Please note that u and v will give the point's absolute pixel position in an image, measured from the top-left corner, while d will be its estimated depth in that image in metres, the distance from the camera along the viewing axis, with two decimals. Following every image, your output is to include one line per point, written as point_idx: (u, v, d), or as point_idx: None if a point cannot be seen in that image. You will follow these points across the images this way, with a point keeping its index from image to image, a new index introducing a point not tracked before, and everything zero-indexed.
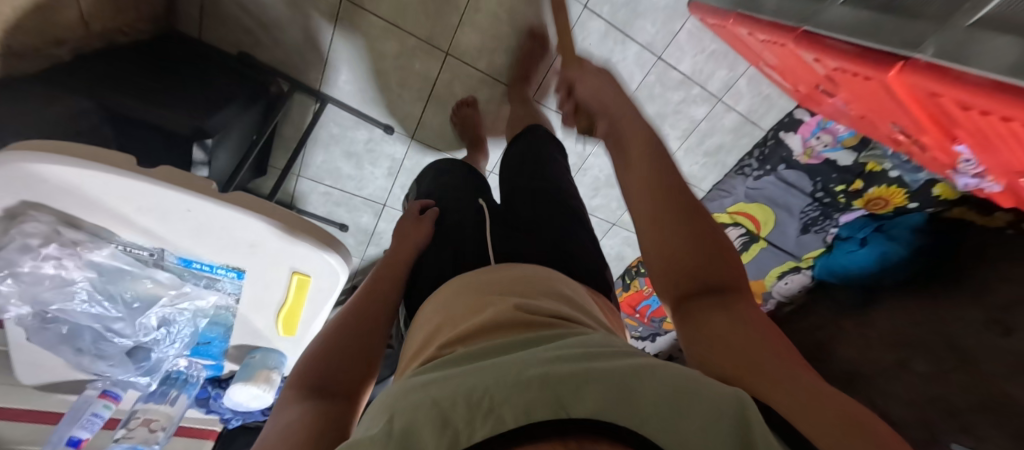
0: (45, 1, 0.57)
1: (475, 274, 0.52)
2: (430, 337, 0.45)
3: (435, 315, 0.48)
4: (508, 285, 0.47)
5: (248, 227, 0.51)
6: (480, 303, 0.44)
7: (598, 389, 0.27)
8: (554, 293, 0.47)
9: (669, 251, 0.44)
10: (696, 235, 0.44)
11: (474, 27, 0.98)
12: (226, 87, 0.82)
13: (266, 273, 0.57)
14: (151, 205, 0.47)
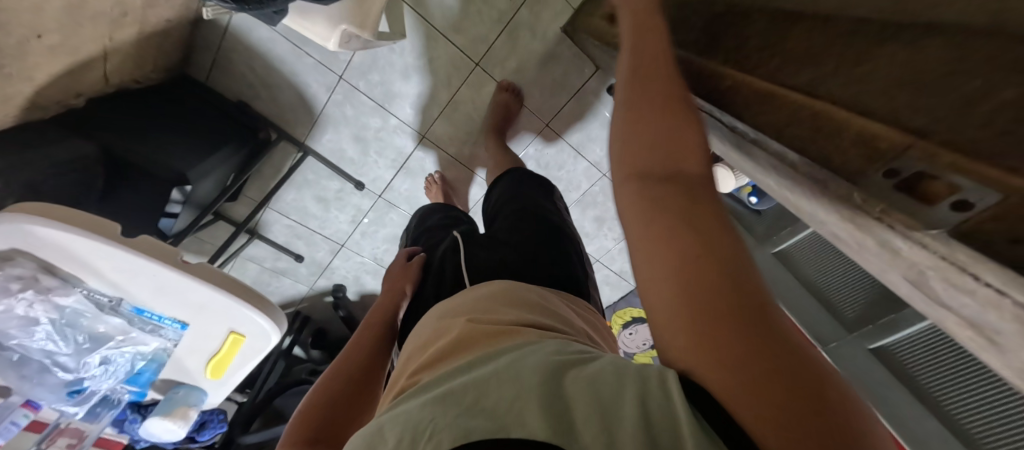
0: (77, 67, 0.68)
1: (458, 296, 0.48)
2: (402, 368, 0.43)
3: (412, 341, 0.46)
4: (473, 301, 0.45)
5: (201, 293, 0.61)
6: (451, 327, 0.42)
7: (526, 414, 0.27)
8: (541, 313, 0.43)
9: (626, 153, 0.39)
10: (646, 120, 0.39)
11: (450, 122, 1.12)
12: (217, 135, 0.93)
13: (206, 328, 0.66)
14: (122, 265, 0.57)
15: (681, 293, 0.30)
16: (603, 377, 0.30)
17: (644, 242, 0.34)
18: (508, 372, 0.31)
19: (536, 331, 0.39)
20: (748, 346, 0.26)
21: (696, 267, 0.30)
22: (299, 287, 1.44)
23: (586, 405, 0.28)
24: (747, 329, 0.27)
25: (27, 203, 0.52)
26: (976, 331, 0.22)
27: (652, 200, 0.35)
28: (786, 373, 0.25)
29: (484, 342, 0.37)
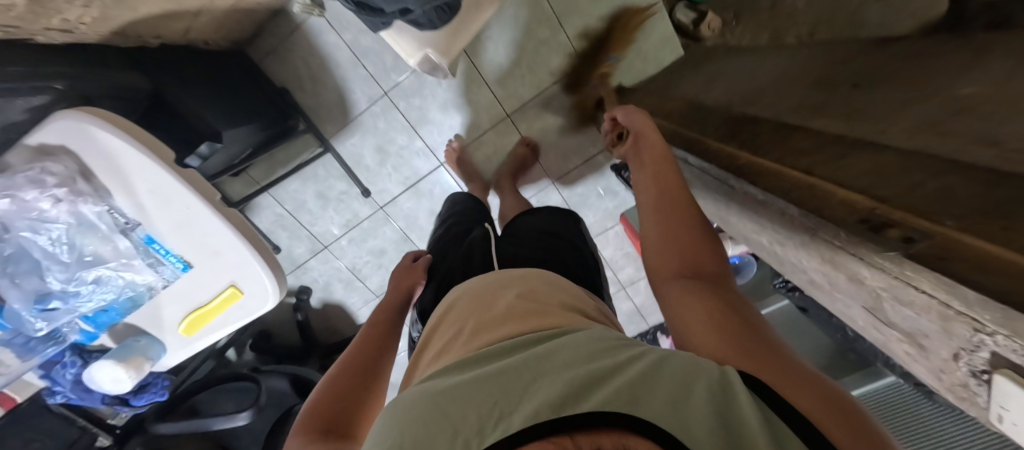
0: (170, 15, 0.73)
1: (481, 282, 0.54)
2: (429, 346, 0.49)
3: (444, 315, 0.52)
4: (497, 287, 0.51)
5: (223, 237, 0.63)
6: (484, 309, 0.47)
7: (586, 392, 0.31)
8: (563, 302, 0.48)
9: (662, 259, 0.50)
10: (682, 227, 0.51)
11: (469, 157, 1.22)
12: (258, 108, 0.97)
13: (207, 275, 0.65)
14: (161, 190, 0.59)
15: (724, 328, 0.39)
16: (662, 361, 0.34)
17: (687, 310, 0.42)
18: (553, 356, 0.36)
19: (567, 318, 0.44)
20: (782, 363, 0.34)
21: (732, 318, 0.40)
22: None
23: (643, 384, 0.31)
24: (776, 357, 0.35)
25: (109, 110, 0.56)
26: (907, 339, 0.32)
27: (688, 293, 0.44)
28: (810, 381, 0.32)
29: (522, 328, 0.42)
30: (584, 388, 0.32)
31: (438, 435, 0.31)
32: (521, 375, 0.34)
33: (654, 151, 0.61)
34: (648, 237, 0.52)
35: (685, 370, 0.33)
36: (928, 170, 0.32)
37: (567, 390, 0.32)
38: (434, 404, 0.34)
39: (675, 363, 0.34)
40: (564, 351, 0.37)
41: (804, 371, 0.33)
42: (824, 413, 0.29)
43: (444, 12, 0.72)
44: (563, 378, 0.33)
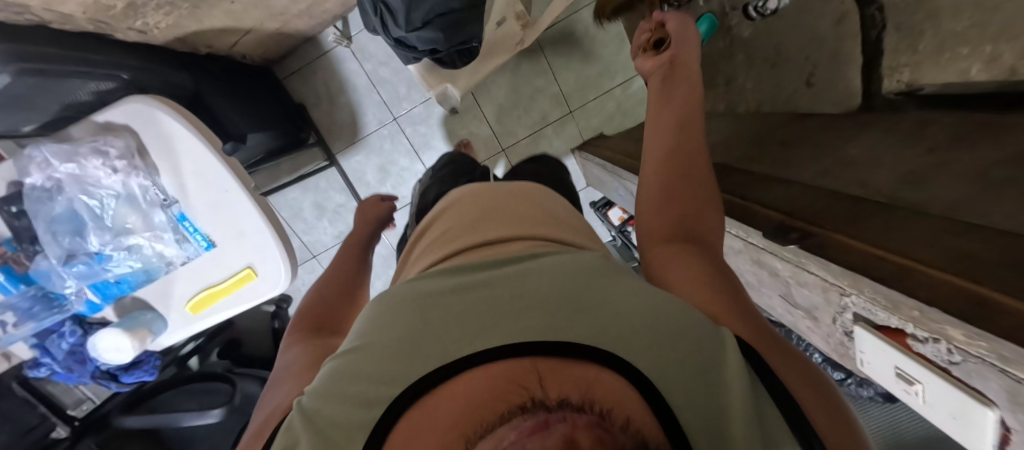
0: (227, 30, 0.85)
1: (478, 203, 0.60)
2: (424, 258, 0.57)
3: (441, 233, 0.59)
4: (495, 213, 0.58)
5: (250, 221, 0.69)
6: (484, 233, 0.55)
7: (567, 325, 0.39)
8: (542, 230, 0.56)
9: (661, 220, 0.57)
10: (687, 192, 0.57)
11: None
12: (275, 118, 1.08)
13: (227, 256, 0.70)
14: (203, 172, 0.66)
15: (712, 288, 0.48)
16: (654, 313, 0.40)
17: (682, 267, 0.50)
18: (547, 286, 0.43)
19: (547, 247, 0.53)
20: (753, 326, 0.44)
21: (718, 281, 0.49)
22: None
23: (632, 339, 0.38)
24: (753, 320, 0.45)
25: (177, 101, 0.63)
26: (808, 315, 0.46)
27: (683, 253, 0.52)
28: (774, 341, 0.42)
29: (513, 252, 0.51)
30: (561, 317, 0.40)
31: (429, 340, 0.39)
32: (507, 299, 0.42)
33: (675, 108, 0.66)
34: (650, 195, 0.59)
35: (675, 333, 0.38)
36: (824, 199, 0.46)
37: (554, 320, 0.39)
38: (426, 315, 0.42)
39: (657, 307, 0.41)
40: (554, 279, 0.44)
41: (772, 334, 0.44)
42: (784, 364, 0.40)
43: (466, 55, 0.87)
44: (547, 305, 0.41)
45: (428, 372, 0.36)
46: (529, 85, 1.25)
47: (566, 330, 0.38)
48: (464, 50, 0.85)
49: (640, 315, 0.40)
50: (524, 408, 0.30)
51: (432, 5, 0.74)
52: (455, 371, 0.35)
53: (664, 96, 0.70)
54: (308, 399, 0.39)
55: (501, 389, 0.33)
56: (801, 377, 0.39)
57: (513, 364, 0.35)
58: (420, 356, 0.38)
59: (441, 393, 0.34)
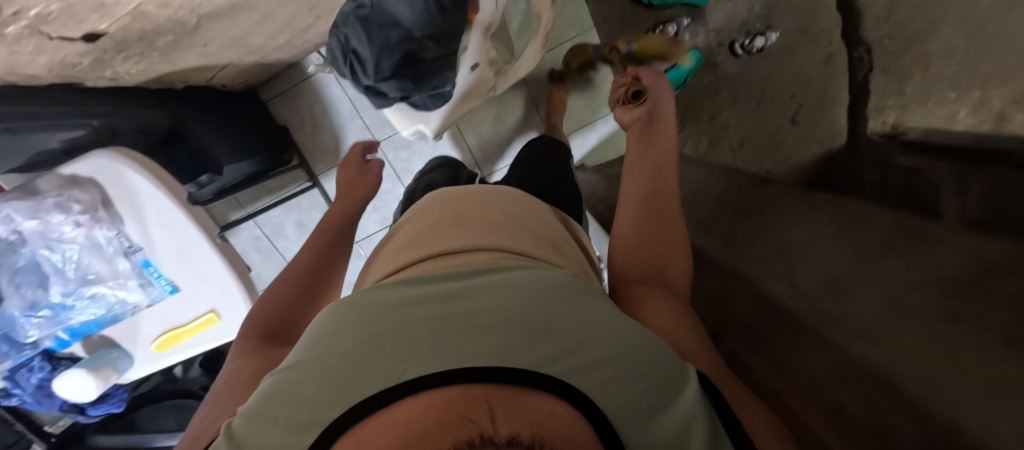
0: (203, 67, 0.85)
1: (456, 199, 0.59)
2: (392, 255, 0.54)
3: (413, 229, 0.56)
4: (471, 210, 0.56)
5: (214, 266, 0.71)
6: (456, 232, 0.52)
7: (527, 348, 0.34)
8: (516, 236, 0.52)
9: (632, 257, 0.60)
10: (654, 231, 0.61)
11: None
12: (258, 141, 1.08)
13: (192, 299, 0.73)
14: (167, 221, 0.67)
15: (673, 322, 0.49)
16: (617, 338, 0.37)
17: (649, 301, 0.53)
18: (511, 298, 0.39)
19: (518, 250, 0.50)
20: (715, 367, 0.44)
21: (683, 315, 0.51)
22: None
23: (596, 372, 0.34)
24: (712, 361, 0.45)
25: (140, 152, 0.65)
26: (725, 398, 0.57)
27: (648, 295, 0.54)
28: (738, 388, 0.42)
29: (484, 259, 0.47)
30: (524, 339, 0.35)
31: (373, 355, 0.35)
32: (466, 315, 0.37)
33: (654, 146, 0.71)
34: (624, 233, 0.63)
35: (638, 367, 0.36)
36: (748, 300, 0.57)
37: (515, 341, 0.35)
38: (372, 328, 0.37)
39: (628, 341, 0.38)
40: (521, 295, 0.39)
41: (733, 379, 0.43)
42: (746, 409, 0.39)
43: (437, 99, 0.89)
44: (509, 322, 0.37)
45: (365, 397, 0.31)
46: (512, 115, 1.26)
47: (526, 355, 0.34)
48: (436, 95, 0.88)
49: (602, 345, 0.36)
50: (470, 446, 0.26)
51: (401, 57, 0.77)
52: (390, 398, 0.31)
53: (641, 138, 0.74)
54: (239, 422, 0.36)
55: (442, 423, 0.28)
56: (770, 427, 0.38)
57: (461, 392, 0.30)
58: (358, 377, 0.33)
59: (379, 420, 0.30)
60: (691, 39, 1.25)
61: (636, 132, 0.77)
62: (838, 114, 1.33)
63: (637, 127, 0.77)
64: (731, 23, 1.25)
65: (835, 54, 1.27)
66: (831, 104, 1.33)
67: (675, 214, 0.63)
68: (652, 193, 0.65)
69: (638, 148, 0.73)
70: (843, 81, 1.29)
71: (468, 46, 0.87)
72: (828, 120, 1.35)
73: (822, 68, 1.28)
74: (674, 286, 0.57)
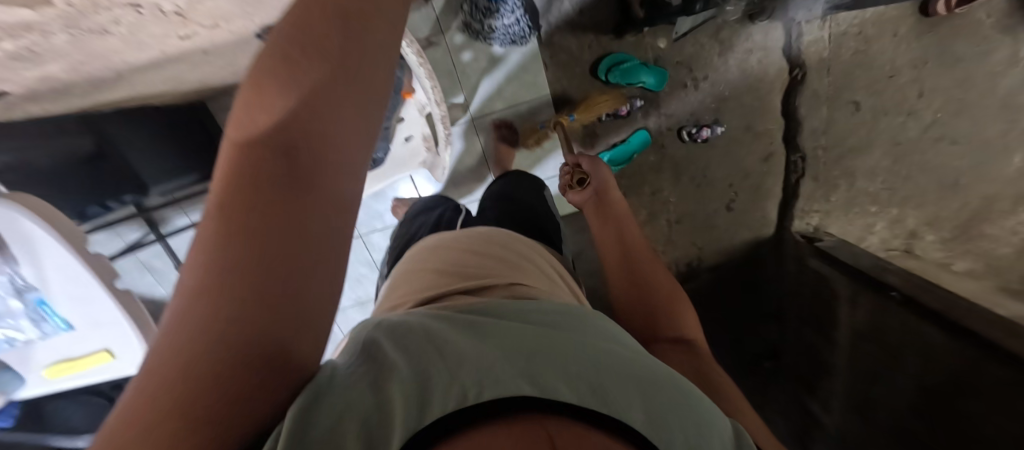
0: (133, 94, 0.85)
1: (476, 247, 0.68)
2: (427, 287, 0.61)
3: (442, 267, 0.64)
4: (489, 257, 0.65)
5: (111, 314, 0.75)
6: (481, 274, 0.60)
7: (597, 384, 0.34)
8: (531, 280, 0.61)
9: (636, 317, 0.76)
10: (644, 295, 0.77)
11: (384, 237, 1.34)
12: (195, 158, 1.04)
13: (88, 337, 0.77)
14: (62, 267, 0.69)
15: (694, 372, 0.64)
16: (651, 372, 0.40)
17: (674, 359, 0.67)
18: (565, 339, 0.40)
19: (535, 291, 0.57)
20: (726, 392, 0.61)
21: (690, 365, 0.65)
22: (156, 290, 1.37)
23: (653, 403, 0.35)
24: (723, 392, 0.61)
25: (41, 202, 0.66)
26: None
27: (666, 355, 0.68)
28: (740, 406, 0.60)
29: (512, 294, 0.54)
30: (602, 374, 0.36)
31: (441, 379, 0.32)
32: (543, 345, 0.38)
33: (607, 220, 0.89)
34: (627, 298, 0.79)
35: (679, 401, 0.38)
36: None
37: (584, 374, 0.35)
38: (457, 343, 0.37)
39: (653, 374, 0.40)
40: (585, 341, 0.42)
41: (734, 402, 0.60)
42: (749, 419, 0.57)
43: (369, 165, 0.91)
44: (589, 360, 0.37)
45: (450, 415, 0.28)
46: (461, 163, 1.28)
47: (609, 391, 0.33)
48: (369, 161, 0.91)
49: (642, 375, 0.39)
50: None
51: None
52: (486, 416, 0.28)
53: (599, 218, 0.90)
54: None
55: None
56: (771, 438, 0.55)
57: (567, 423, 0.29)
58: (431, 393, 0.31)
59: (477, 438, 0.27)
60: (643, 119, 1.30)
61: (592, 213, 0.92)
62: (767, 207, 1.41)
63: (591, 208, 0.93)
64: (684, 110, 1.29)
65: (774, 154, 1.33)
66: (763, 198, 1.40)
67: (648, 276, 0.79)
68: (623, 260, 0.82)
69: (597, 220, 0.90)
70: (777, 179, 1.37)
71: (405, 118, 0.89)
72: (761, 212, 1.43)
73: (760, 165, 1.35)
74: (680, 337, 0.71)
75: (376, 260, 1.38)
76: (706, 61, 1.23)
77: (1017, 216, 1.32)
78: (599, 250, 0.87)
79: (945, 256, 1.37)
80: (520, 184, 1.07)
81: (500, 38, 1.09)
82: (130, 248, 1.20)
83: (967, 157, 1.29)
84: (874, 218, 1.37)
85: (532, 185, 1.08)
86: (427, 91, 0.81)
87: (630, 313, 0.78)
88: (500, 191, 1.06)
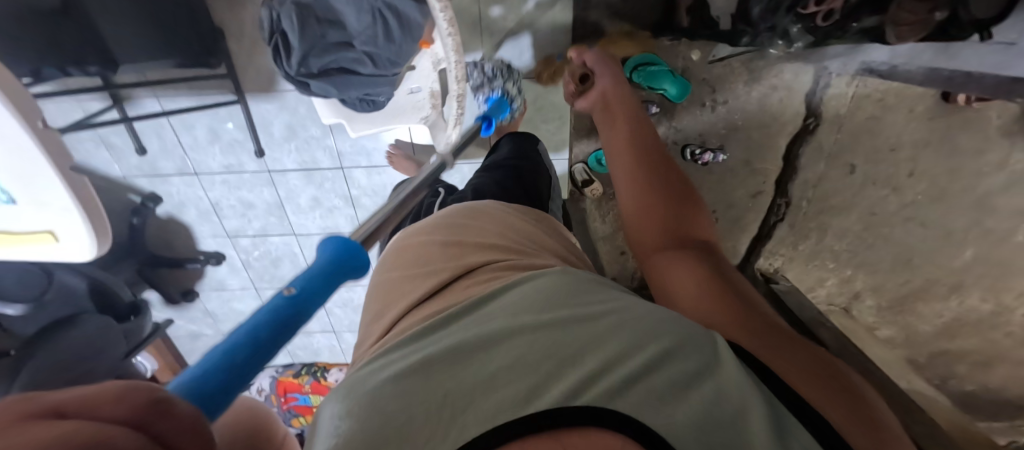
0: None
1: (446, 215, 0.59)
2: (389, 275, 0.52)
3: (403, 246, 0.55)
4: (457, 225, 0.56)
5: (62, 199, 0.70)
6: (440, 250, 0.51)
7: (556, 381, 0.32)
8: (508, 247, 0.52)
9: (641, 228, 0.62)
10: (649, 201, 0.63)
11: (369, 176, 1.30)
12: (180, 42, 0.93)
13: (29, 215, 0.72)
14: (10, 140, 0.64)
15: (700, 289, 0.50)
16: (633, 325, 0.38)
17: (678, 275, 0.53)
18: (528, 331, 0.37)
19: (509, 258, 0.50)
20: (748, 313, 0.46)
21: (704, 276, 0.51)
22: (113, 168, 1.30)
23: (630, 369, 0.33)
24: (741, 311, 0.46)
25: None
26: None
27: (666, 271, 0.55)
28: (767, 328, 0.44)
29: (477, 280, 0.46)
30: (557, 368, 0.34)
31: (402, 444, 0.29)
32: (489, 358, 0.35)
33: (614, 108, 0.77)
34: (629, 203, 0.65)
35: (664, 345, 0.35)
36: None
37: (543, 376, 0.33)
38: (399, 397, 0.32)
39: (626, 325, 0.38)
40: (555, 314, 0.39)
41: (763, 325, 0.44)
42: (773, 343, 0.42)
43: (366, 104, 0.86)
44: (555, 348, 0.35)
45: None
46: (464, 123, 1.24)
47: (572, 380, 0.32)
48: (368, 100, 0.85)
49: (611, 337, 0.37)
50: None
51: (335, 58, 0.76)
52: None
53: (604, 115, 0.78)
54: None
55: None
56: (802, 365, 0.39)
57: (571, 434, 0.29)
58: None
59: None
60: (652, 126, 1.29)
61: (598, 108, 0.81)
62: (739, 240, 1.50)
63: (598, 103, 0.81)
64: (694, 128, 1.28)
65: (762, 193, 1.38)
66: (738, 231, 1.47)
67: (655, 174, 0.65)
68: (630, 153, 0.69)
69: (602, 115, 0.78)
70: (758, 216, 1.44)
71: (418, 68, 0.85)
72: (731, 242, 1.51)
73: (747, 199, 1.40)
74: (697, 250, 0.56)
75: (354, 197, 1.35)
76: (730, 86, 1.21)
77: (948, 303, 1.18)
78: (603, 146, 0.75)
79: (872, 321, 1.35)
80: (515, 155, 0.92)
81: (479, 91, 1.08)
82: (88, 118, 1.10)
83: (931, 239, 1.17)
84: (828, 273, 1.41)
85: (526, 153, 0.94)
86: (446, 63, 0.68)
87: (634, 223, 0.64)
88: (508, 147, 0.95)
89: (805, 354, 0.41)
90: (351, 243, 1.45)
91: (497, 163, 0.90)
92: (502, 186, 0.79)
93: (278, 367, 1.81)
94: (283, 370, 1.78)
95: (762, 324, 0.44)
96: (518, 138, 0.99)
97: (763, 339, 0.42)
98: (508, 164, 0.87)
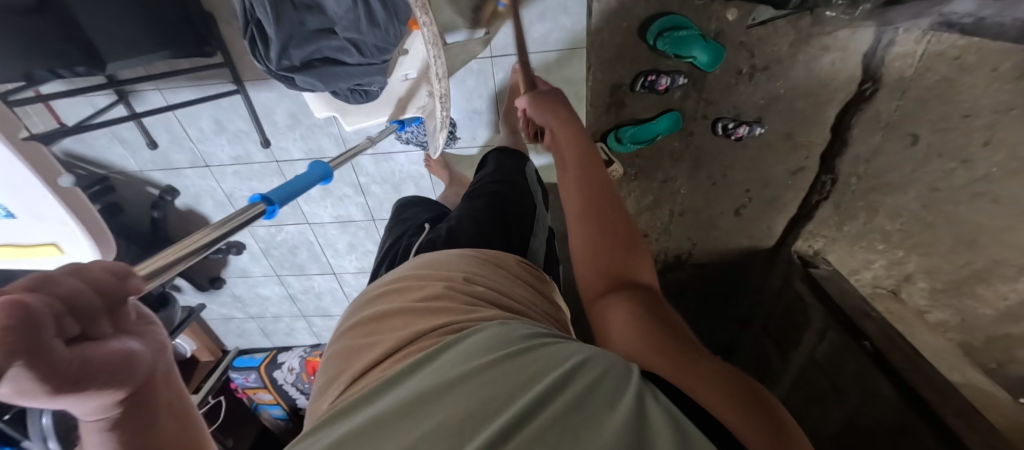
0: None
1: (396, 282, 0.55)
2: (332, 362, 0.47)
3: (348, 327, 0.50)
4: (412, 291, 0.51)
5: (55, 211, 0.70)
6: (389, 322, 0.46)
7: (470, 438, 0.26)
8: (459, 305, 0.47)
9: (584, 270, 0.55)
10: (586, 246, 0.56)
11: (376, 164, 1.25)
12: (168, 33, 0.92)
13: (30, 227, 0.73)
14: None
15: (629, 326, 0.43)
16: (555, 363, 0.33)
17: (610, 314, 0.46)
18: (444, 389, 0.31)
19: (457, 315, 0.44)
20: (675, 349, 0.39)
21: (636, 319, 0.43)
22: (128, 163, 1.30)
23: (550, 408, 0.28)
24: (670, 348, 0.39)
25: None
26: None
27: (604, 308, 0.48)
28: (691, 365, 0.37)
29: (418, 350, 0.40)
30: (470, 425, 0.27)
31: None
32: (394, 426, 0.29)
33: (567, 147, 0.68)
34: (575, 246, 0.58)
35: (586, 378, 0.31)
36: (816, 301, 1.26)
37: (454, 435, 0.27)
38: None
39: (542, 361, 0.34)
40: (471, 363, 0.34)
41: (693, 361, 0.37)
42: (700, 382, 0.35)
43: (359, 95, 0.80)
44: (469, 399, 0.30)
45: None
46: (469, 103, 1.15)
47: (483, 436, 0.26)
48: (360, 91, 0.79)
49: (526, 375, 0.32)
50: None
51: (316, 49, 0.68)
52: None
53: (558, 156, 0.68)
54: None
55: None
56: (726, 406, 0.33)
57: None
58: None
59: None
60: (679, 99, 1.16)
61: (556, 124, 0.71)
62: (775, 221, 1.38)
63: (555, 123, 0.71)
64: (728, 99, 1.15)
65: (804, 169, 1.24)
66: (775, 211, 1.36)
67: (591, 217, 0.58)
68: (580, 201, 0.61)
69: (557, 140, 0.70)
70: (798, 195, 1.30)
71: (410, 52, 0.77)
72: (767, 222, 1.40)
73: (786, 177, 1.27)
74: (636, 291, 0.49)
75: (362, 184, 1.31)
76: (774, 49, 1.04)
77: (1015, 284, 1.13)
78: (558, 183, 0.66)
79: (924, 304, 1.31)
80: (493, 178, 0.85)
81: (409, 142, 1.17)
82: (92, 115, 1.09)
83: (1001, 219, 1.05)
84: (876, 255, 1.31)
85: (508, 175, 0.87)
86: (431, 57, 0.62)
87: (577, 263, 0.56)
88: (494, 168, 0.89)
89: (730, 390, 0.35)
90: (364, 231, 1.44)
91: (480, 185, 0.85)
92: (480, 219, 0.74)
93: (306, 347, 1.87)
94: (312, 350, 1.82)
95: (693, 360, 0.38)
96: (504, 154, 0.92)
97: (690, 382, 0.35)
98: (486, 190, 0.82)
